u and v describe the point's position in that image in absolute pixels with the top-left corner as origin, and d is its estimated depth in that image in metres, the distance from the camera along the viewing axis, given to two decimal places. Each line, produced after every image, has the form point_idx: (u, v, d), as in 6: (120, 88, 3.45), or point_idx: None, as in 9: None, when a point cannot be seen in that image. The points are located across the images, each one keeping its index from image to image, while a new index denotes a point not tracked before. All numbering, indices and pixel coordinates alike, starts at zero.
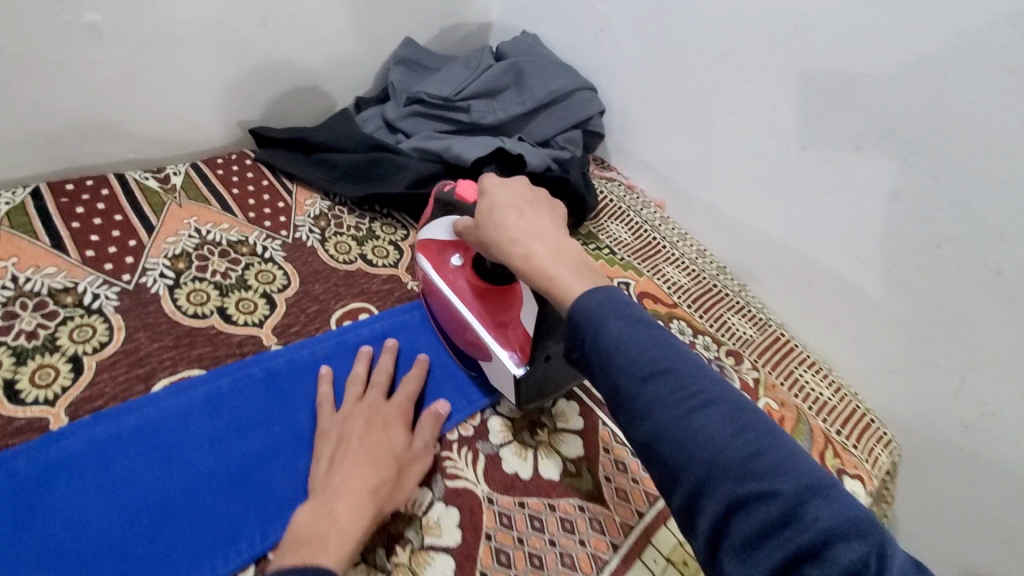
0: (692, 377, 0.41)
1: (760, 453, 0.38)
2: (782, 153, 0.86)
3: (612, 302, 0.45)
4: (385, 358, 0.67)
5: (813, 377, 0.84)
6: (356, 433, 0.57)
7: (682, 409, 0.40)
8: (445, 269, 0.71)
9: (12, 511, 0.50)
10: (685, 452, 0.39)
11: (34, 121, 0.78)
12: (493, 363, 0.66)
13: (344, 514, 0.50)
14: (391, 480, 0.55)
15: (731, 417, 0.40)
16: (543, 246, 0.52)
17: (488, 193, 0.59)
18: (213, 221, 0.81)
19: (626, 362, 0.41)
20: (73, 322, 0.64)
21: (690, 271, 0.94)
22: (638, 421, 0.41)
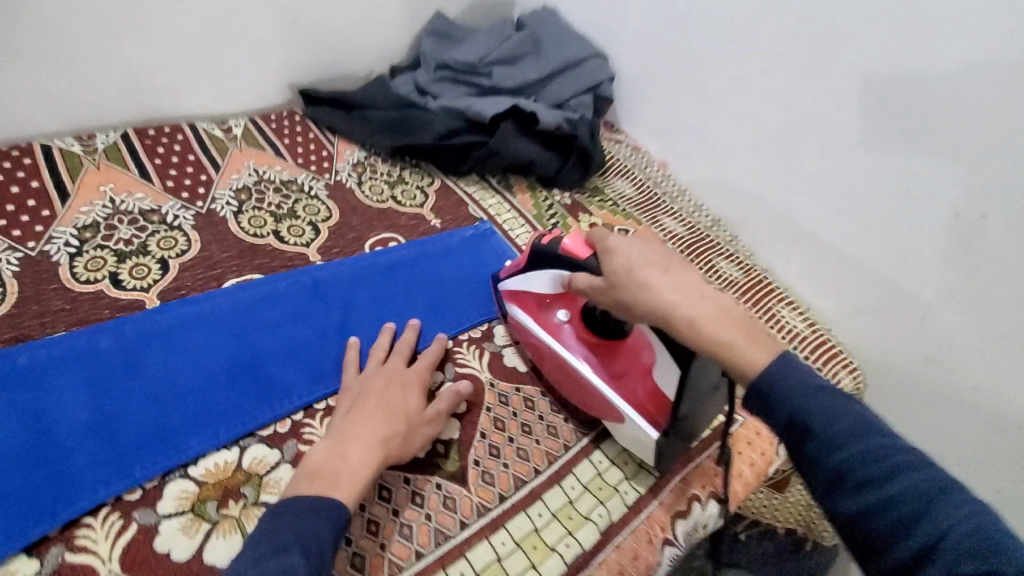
0: (906, 458, 0.44)
1: (987, 533, 0.40)
2: (772, 113, 0.95)
3: (804, 383, 0.50)
4: (408, 334, 0.73)
5: (790, 312, 0.93)
6: (375, 391, 0.64)
7: (878, 476, 0.44)
8: (550, 324, 0.71)
9: (121, 361, 0.63)
10: (903, 535, 0.42)
11: (124, 77, 0.93)
12: (623, 423, 0.65)
13: (354, 457, 0.57)
14: (401, 434, 0.61)
15: (944, 500, 0.42)
16: (697, 308, 0.55)
17: (616, 251, 0.59)
18: (268, 164, 0.95)
19: (831, 444, 0.46)
20: (160, 234, 0.79)
21: (686, 223, 1.04)
22: (844, 498, 0.45)
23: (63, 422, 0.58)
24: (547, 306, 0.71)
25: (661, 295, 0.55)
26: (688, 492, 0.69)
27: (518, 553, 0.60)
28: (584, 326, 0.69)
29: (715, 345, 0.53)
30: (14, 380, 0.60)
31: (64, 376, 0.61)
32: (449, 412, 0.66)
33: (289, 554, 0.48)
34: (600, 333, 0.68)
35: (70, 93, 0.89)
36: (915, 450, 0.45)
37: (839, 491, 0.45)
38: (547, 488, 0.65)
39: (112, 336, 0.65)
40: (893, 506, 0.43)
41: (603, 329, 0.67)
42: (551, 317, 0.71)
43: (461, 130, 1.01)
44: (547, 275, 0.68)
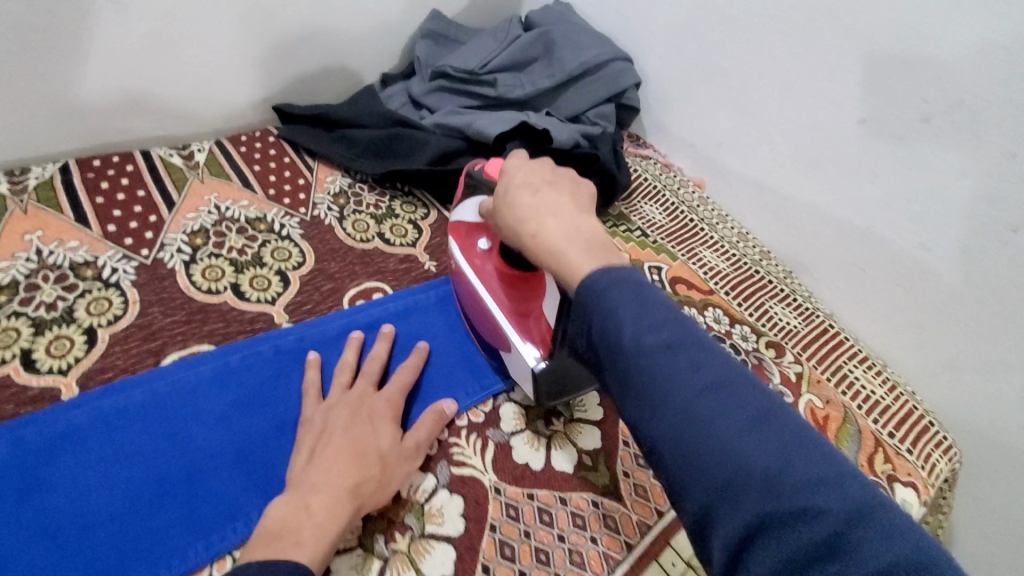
0: (709, 361, 0.38)
1: (809, 471, 0.33)
2: (838, 128, 0.78)
3: (627, 283, 0.41)
4: (379, 344, 0.64)
5: (865, 374, 0.75)
6: (341, 423, 0.54)
7: (701, 394, 0.36)
8: (472, 251, 0.67)
9: (21, 480, 0.50)
10: (710, 458, 0.34)
11: (64, 101, 0.78)
12: (513, 356, 0.62)
13: (321, 508, 0.48)
14: (376, 478, 0.51)
15: (767, 423, 0.35)
16: (555, 224, 0.49)
17: (506, 174, 0.56)
18: (233, 198, 0.80)
19: (636, 346, 0.38)
20: (91, 294, 0.64)
21: (729, 256, 0.87)
22: (651, 417, 0.37)
23: None
24: (470, 232, 0.67)
25: (529, 215, 0.50)
26: None
27: None
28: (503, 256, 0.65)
29: (555, 259, 0.47)
30: None
31: None
32: (431, 438, 0.57)
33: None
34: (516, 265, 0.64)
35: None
36: (735, 366, 0.38)
37: (648, 416, 0.37)
38: None
39: (9, 444, 0.52)
40: (709, 429, 0.35)
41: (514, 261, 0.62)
42: (475, 244, 0.67)
43: (459, 150, 0.86)
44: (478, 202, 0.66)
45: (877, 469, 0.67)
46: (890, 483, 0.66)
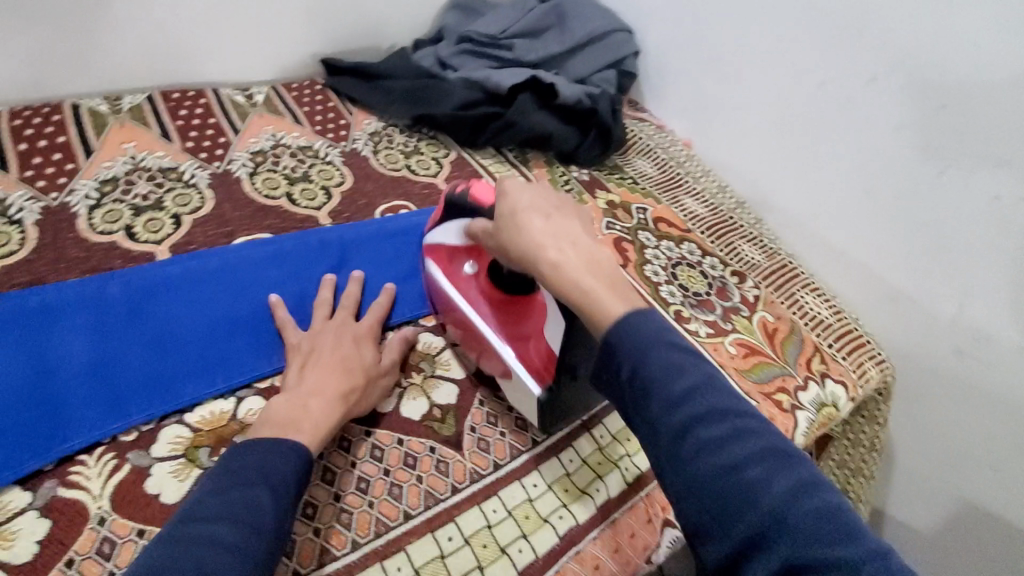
0: (742, 423, 0.41)
1: (838, 527, 0.37)
2: (802, 88, 0.90)
3: (652, 329, 0.45)
4: (352, 285, 0.72)
5: (813, 299, 0.88)
6: (326, 349, 0.62)
7: (729, 440, 0.40)
8: (457, 278, 0.69)
9: (130, 307, 0.65)
10: (749, 518, 0.38)
11: (152, 41, 0.95)
12: (515, 381, 0.63)
13: (317, 410, 0.56)
14: (361, 388, 0.60)
15: (793, 473, 0.39)
16: (572, 255, 0.51)
17: (508, 195, 0.56)
18: (286, 129, 0.95)
19: (672, 400, 0.42)
20: (176, 191, 0.80)
21: (709, 204, 1.00)
22: (685, 469, 0.40)
23: (67, 363, 0.60)
24: (456, 259, 0.69)
25: (543, 239, 0.53)
26: (652, 517, 0.63)
27: (467, 550, 0.56)
28: (490, 282, 0.66)
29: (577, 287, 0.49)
30: (19, 320, 0.61)
31: (71, 320, 0.62)
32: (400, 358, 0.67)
33: (257, 489, 0.47)
34: (504, 289, 0.65)
35: (99, 53, 0.91)
36: (759, 419, 0.42)
37: (681, 466, 0.41)
38: (544, 458, 0.64)
39: (120, 282, 0.66)
40: (740, 473, 0.39)
41: (501, 284, 0.65)
42: (460, 271, 0.69)
43: (479, 102, 1.00)
44: (458, 226, 0.67)
45: (813, 368, 0.80)
46: (822, 379, 0.79)
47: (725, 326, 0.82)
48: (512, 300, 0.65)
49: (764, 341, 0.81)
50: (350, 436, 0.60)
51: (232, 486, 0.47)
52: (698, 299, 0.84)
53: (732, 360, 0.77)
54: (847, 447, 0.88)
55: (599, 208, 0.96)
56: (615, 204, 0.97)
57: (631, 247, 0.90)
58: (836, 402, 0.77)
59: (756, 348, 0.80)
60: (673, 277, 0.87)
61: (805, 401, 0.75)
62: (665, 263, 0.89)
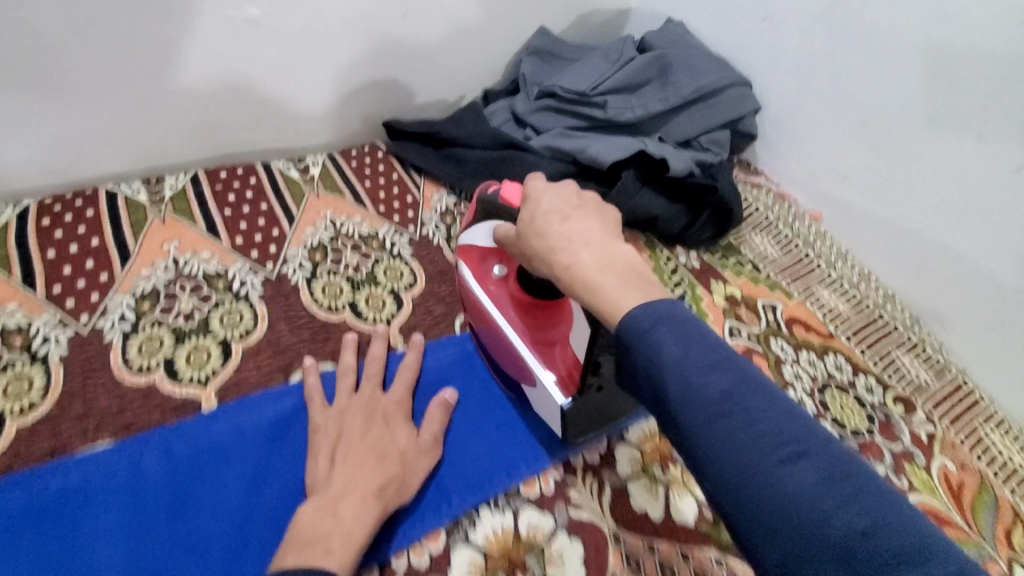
0: (767, 410, 0.35)
1: (886, 545, 0.30)
2: (991, 169, 0.71)
3: (672, 321, 0.39)
4: (375, 346, 0.65)
5: (1001, 439, 0.70)
6: (356, 430, 0.56)
7: (756, 437, 0.34)
8: (485, 279, 0.65)
9: (171, 492, 0.53)
10: (779, 533, 0.32)
11: (199, 113, 0.83)
12: (539, 391, 0.59)
13: (347, 514, 0.49)
14: (397, 478, 0.54)
15: (837, 481, 0.33)
16: (588, 254, 0.46)
17: (532, 198, 0.51)
18: (347, 214, 0.82)
19: (685, 396, 0.36)
20: (224, 306, 0.67)
21: (850, 297, 0.82)
22: (707, 469, 0.35)
23: None
24: (484, 261, 0.65)
25: (557, 241, 0.47)
26: None
27: None
28: (519, 284, 0.62)
29: (592, 295, 0.44)
30: (41, 518, 0.50)
31: (101, 515, 0.51)
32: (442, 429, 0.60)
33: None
34: (532, 292, 0.61)
35: (141, 132, 0.80)
36: (799, 417, 0.36)
37: (708, 473, 0.36)
38: None
39: (159, 454, 0.54)
40: (771, 478, 0.33)
41: (530, 288, 0.61)
42: (488, 272, 0.65)
43: (569, 175, 0.85)
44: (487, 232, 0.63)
45: (1016, 545, 0.62)
46: None
47: (899, 482, 0.65)
48: (541, 303, 0.61)
49: (951, 504, 0.64)
50: None
51: None
52: (859, 442, 0.67)
53: None
54: None
55: (718, 306, 0.80)
56: (736, 299, 0.81)
57: (765, 361, 0.74)
58: None
59: (944, 517, 0.62)
60: (823, 407, 0.70)
61: None
62: (810, 386, 0.72)
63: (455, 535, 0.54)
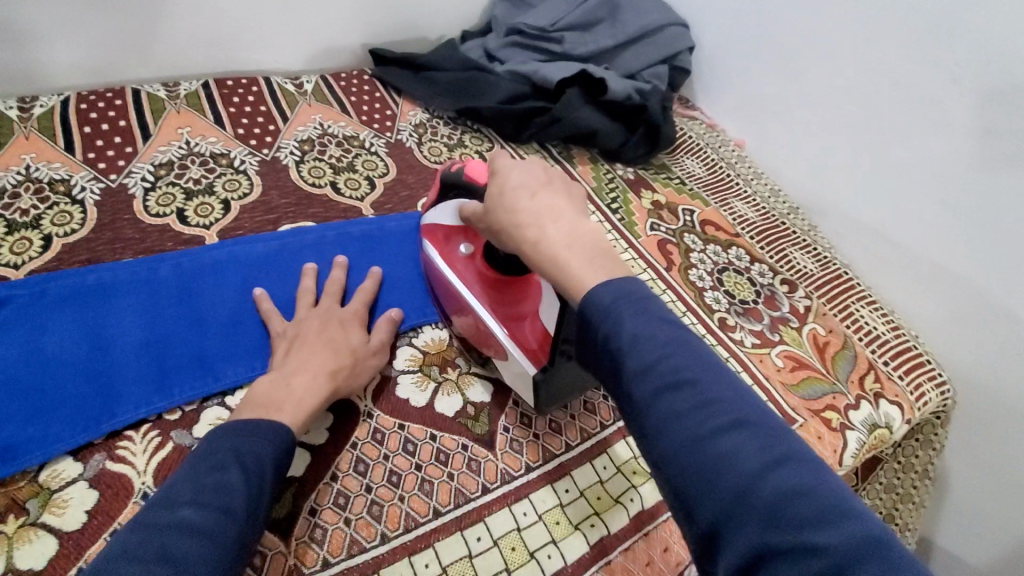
0: (713, 386, 0.39)
1: (812, 508, 0.33)
2: (875, 90, 0.86)
3: (625, 295, 0.44)
4: (336, 272, 0.71)
5: (871, 314, 0.83)
6: (311, 332, 0.62)
7: (700, 403, 0.38)
8: (454, 259, 0.68)
9: (181, 290, 0.67)
10: (717, 493, 0.35)
11: (212, 28, 0.97)
12: (509, 362, 0.62)
13: (300, 386, 0.56)
14: (348, 367, 0.60)
15: (770, 449, 0.36)
16: (555, 230, 0.50)
17: (500, 174, 0.56)
18: (334, 119, 0.96)
19: (640, 367, 0.40)
20: (226, 176, 0.81)
21: (759, 208, 0.96)
22: (655, 435, 0.39)
23: (118, 340, 0.62)
24: (450, 240, 0.69)
25: (527, 217, 0.52)
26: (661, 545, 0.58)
27: (495, 550, 0.55)
28: (485, 262, 0.65)
29: (557, 266, 0.49)
30: (78, 297, 0.63)
31: (125, 299, 0.65)
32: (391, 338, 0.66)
33: (229, 469, 0.47)
34: (499, 270, 0.64)
35: (162, 40, 0.94)
36: (740, 394, 0.39)
37: (652, 435, 0.39)
38: (578, 462, 0.62)
39: (172, 265, 0.68)
40: (710, 443, 0.37)
41: (497, 266, 0.64)
42: (456, 252, 0.68)
43: (525, 95, 0.99)
44: (454, 206, 0.67)
45: (865, 386, 0.76)
46: (876, 400, 0.75)
47: (773, 336, 0.79)
48: (506, 280, 0.64)
49: (814, 354, 0.78)
50: (382, 428, 0.60)
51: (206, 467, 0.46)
52: (744, 307, 0.82)
53: (780, 373, 0.75)
54: (896, 471, 0.84)
55: (644, 208, 0.93)
56: (660, 204, 0.95)
57: (676, 248, 0.88)
58: (889, 424, 0.74)
59: (804, 361, 0.77)
60: (719, 283, 0.84)
61: (856, 419, 0.72)
62: (711, 268, 0.86)
63: (402, 340, 0.69)
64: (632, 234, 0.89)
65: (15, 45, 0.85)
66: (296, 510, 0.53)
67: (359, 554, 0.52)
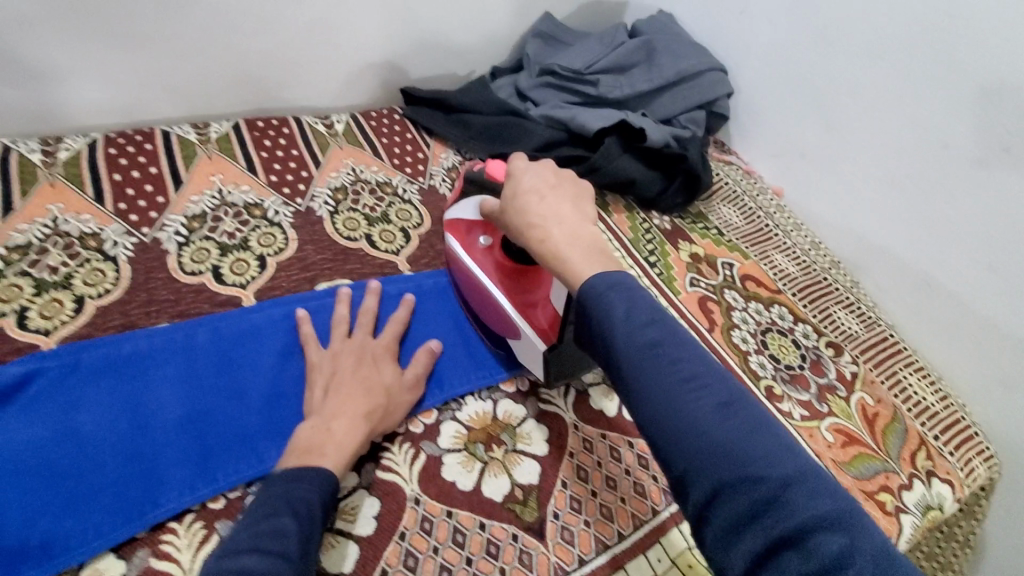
0: (681, 354, 0.42)
1: (759, 449, 0.37)
2: (921, 150, 0.83)
3: (619, 283, 0.46)
4: (368, 299, 0.71)
5: (918, 381, 0.81)
6: (349, 368, 0.63)
7: (672, 373, 0.41)
8: (471, 245, 0.72)
9: (218, 358, 0.65)
10: (684, 442, 0.39)
11: (243, 70, 0.95)
12: (522, 342, 0.67)
13: (340, 430, 0.57)
14: (382, 409, 0.61)
15: (728, 403, 0.40)
16: (559, 230, 0.53)
17: (514, 176, 0.58)
18: (366, 163, 0.94)
19: (623, 338, 0.43)
20: (261, 229, 0.80)
21: (800, 262, 0.94)
22: (634, 399, 0.42)
23: (157, 415, 0.60)
24: (470, 230, 0.72)
25: (536, 219, 0.54)
26: None
27: None
28: (503, 252, 0.69)
29: (560, 265, 0.51)
30: (114, 368, 0.61)
31: (162, 368, 0.63)
32: (426, 370, 0.67)
33: (283, 516, 0.48)
34: (514, 259, 0.68)
35: (192, 82, 0.92)
36: (707, 360, 0.42)
37: (633, 401, 0.42)
38: (631, 556, 0.59)
39: (210, 330, 0.66)
40: (675, 399, 0.40)
41: (514, 255, 0.68)
42: (473, 239, 0.72)
43: (561, 141, 0.97)
44: (475, 202, 0.69)
45: (917, 464, 0.74)
46: (928, 478, 0.73)
47: (821, 408, 0.77)
48: (521, 269, 0.69)
49: (864, 428, 0.76)
50: (430, 516, 0.58)
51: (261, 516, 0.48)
52: (790, 373, 0.80)
53: (831, 450, 0.72)
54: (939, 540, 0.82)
55: (682, 260, 0.91)
56: (699, 257, 0.92)
57: (717, 307, 0.86)
58: (941, 505, 0.71)
59: (855, 436, 0.74)
60: (763, 346, 0.82)
61: (909, 500, 0.70)
62: (754, 329, 0.84)
63: (444, 413, 0.67)
64: (672, 291, 0.86)
65: (36, 86, 0.82)
66: None
67: None
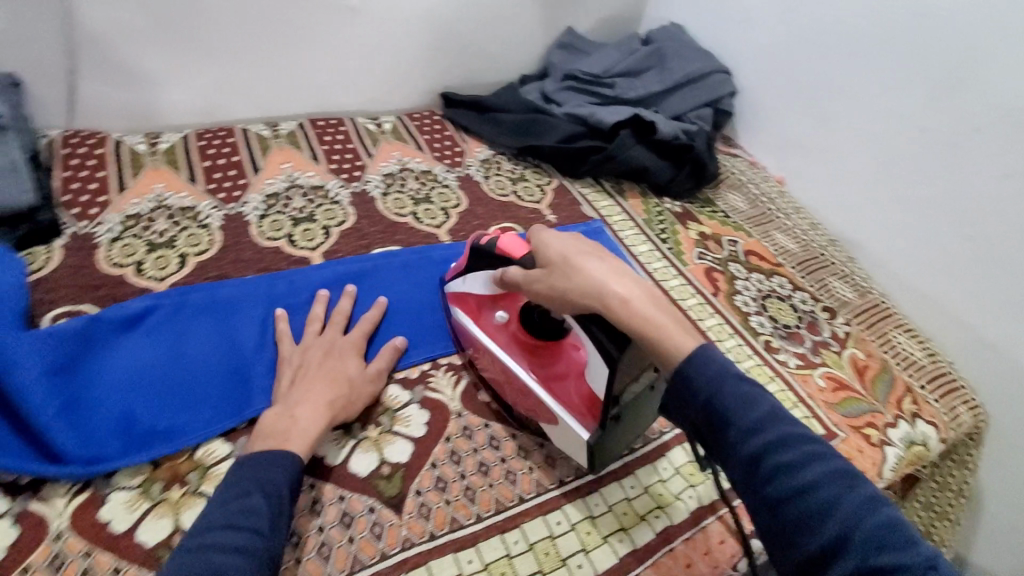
0: (802, 443, 0.46)
1: (897, 537, 0.40)
2: (905, 135, 0.93)
3: (719, 363, 0.50)
4: (344, 301, 0.77)
5: (908, 341, 0.90)
6: (314, 363, 0.67)
7: (795, 463, 0.45)
8: (489, 328, 0.72)
9: (297, 302, 0.79)
10: (823, 529, 0.42)
11: (308, 77, 1.11)
12: (560, 425, 0.65)
13: (303, 417, 0.61)
14: (347, 397, 0.65)
15: (854, 491, 0.43)
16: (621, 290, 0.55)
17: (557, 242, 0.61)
18: (411, 155, 1.08)
19: (744, 428, 0.47)
20: (325, 206, 0.94)
21: (800, 240, 1.03)
22: (762, 482, 0.45)
23: (249, 344, 0.73)
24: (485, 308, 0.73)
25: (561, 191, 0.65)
26: (699, 519, 0.67)
27: (573, 533, 0.63)
28: (522, 328, 0.71)
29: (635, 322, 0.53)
30: (216, 307, 0.75)
31: (255, 309, 0.77)
32: (389, 365, 0.72)
33: (252, 495, 0.52)
34: (535, 335, 0.70)
35: (266, 88, 1.09)
36: (823, 446, 0.46)
37: (757, 485, 0.46)
38: (641, 464, 0.71)
39: (291, 281, 0.80)
40: (808, 489, 0.43)
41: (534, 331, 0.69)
42: (491, 321, 0.72)
43: (581, 134, 1.09)
44: (485, 278, 0.70)
45: (903, 407, 0.81)
46: (913, 419, 0.81)
47: (815, 359, 0.86)
48: (541, 345, 0.70)
49: (854, 376, 0.84)
50: (471, 425, 0.70)
51: (231, 496, 0.52)
52: (787, 330, 0.89)
53: (821, 393, 0.81)
54: (934, 490, 0.88)
55: (691, 238, 1.02)
56: (706, 235, 1.03)
57: (721, 277, 0.96)
58: (925, 442, 0.79)
59: (844, 383, 0.83)
60: (762, 308, 0.92)
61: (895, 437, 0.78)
62: (755, 295, 0.93)
63: None
64: (680, 262, 0.97)
65: (142, 88, 0.99)
66: (403, 492, 0.62)
67: (460, 528, 0.61)
